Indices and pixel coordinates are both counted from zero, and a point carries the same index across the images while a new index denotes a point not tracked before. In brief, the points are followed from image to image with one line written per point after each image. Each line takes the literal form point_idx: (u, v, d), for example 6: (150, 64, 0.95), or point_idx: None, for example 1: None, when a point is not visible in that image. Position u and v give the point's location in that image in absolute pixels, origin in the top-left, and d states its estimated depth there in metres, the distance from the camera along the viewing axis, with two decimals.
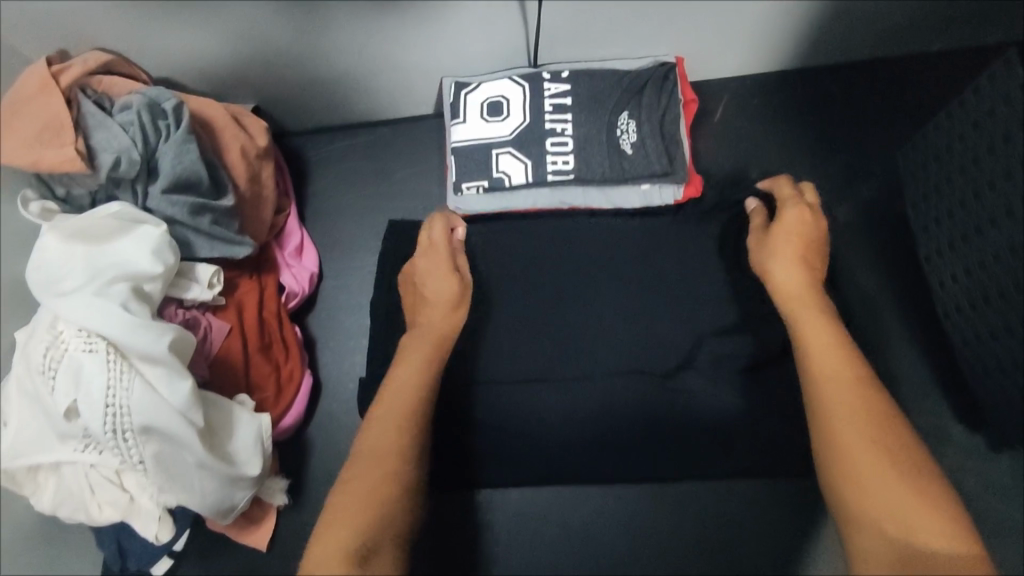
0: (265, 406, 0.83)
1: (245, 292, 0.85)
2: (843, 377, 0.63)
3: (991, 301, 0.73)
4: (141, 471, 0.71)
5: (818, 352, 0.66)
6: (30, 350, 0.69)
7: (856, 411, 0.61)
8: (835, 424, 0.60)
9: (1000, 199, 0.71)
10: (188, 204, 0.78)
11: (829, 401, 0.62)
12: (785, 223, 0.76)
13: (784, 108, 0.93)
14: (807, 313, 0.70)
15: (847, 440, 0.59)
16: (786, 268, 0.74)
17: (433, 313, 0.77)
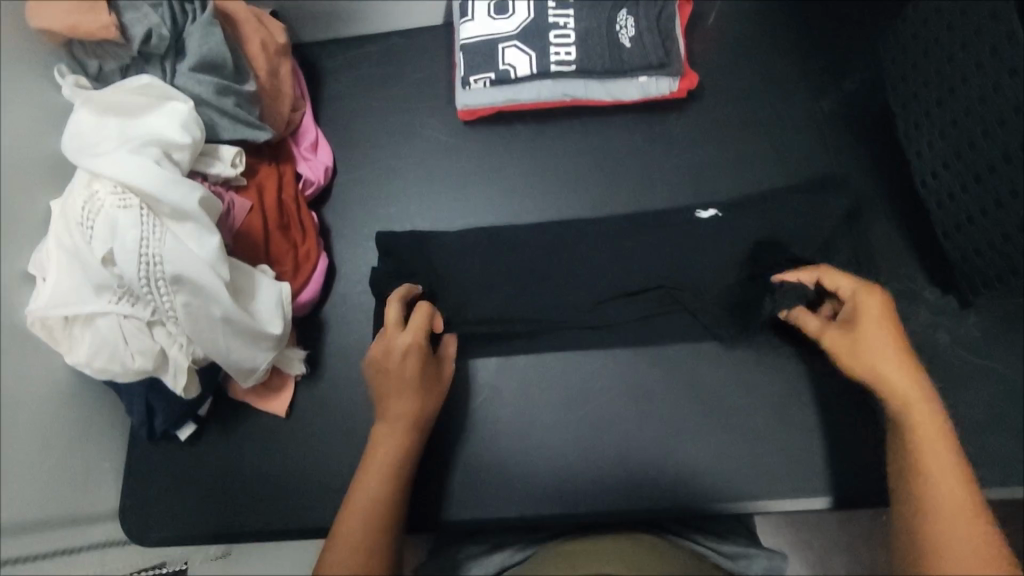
0: (285, 279, 0.88)
1: (265, 176, 0.90)
2: (936, 442, 0.63)
3: (981, 162, 0.80)
4: (172, 321, 0.76)
5: (922, 431, 0.64)
6: (69, 205, 0.74)
7: (949, 484, 0.61)
8: (935, 500, 0.60)
9: (987, 72, 0.79)
10: (214, 83, 0.84)
11: (931, 476, 0.61)
12: (864, 322, 0.70)
13: (774, 13, 0.99)
14: (904, 382, 0.66)
15: (952, 538, 0.58)
16: (876, 355, 0.67)
17: (399, 401, 0.76)
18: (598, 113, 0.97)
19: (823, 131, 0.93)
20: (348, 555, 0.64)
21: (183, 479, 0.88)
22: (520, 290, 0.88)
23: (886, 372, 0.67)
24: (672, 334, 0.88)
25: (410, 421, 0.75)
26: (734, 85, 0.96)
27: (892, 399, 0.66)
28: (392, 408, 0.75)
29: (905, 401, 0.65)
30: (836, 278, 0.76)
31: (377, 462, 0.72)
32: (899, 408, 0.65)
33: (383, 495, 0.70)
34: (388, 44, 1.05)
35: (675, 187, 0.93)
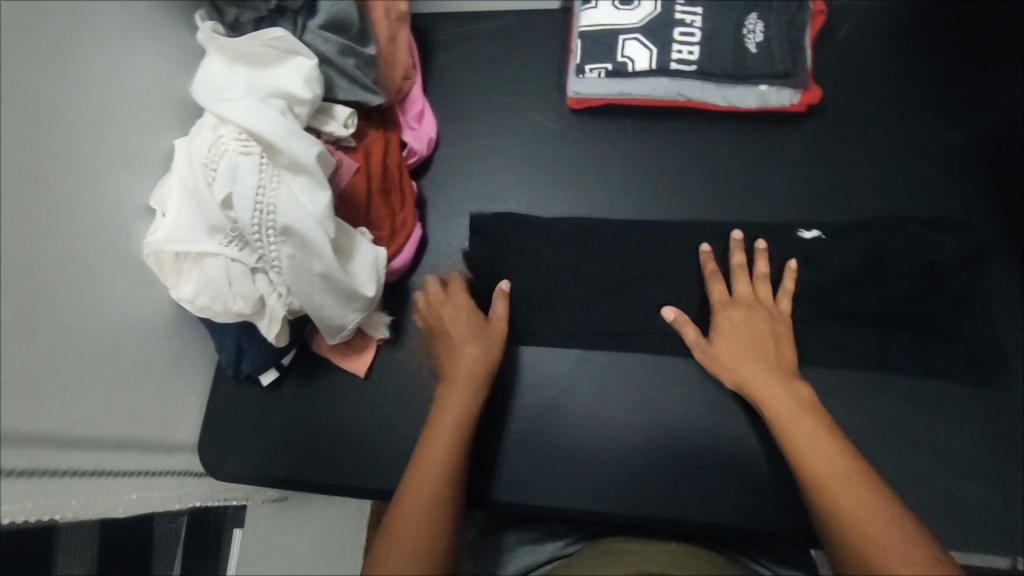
0: (380, 244, 0.90)
1: (373, 140, 0.91)
2: (801, 416, 0.69)
3: None
4: (275, 271, 0.78)
5: (766, 388, 0.74)
6: (194, 147, 0.77)
7: (816, 449, 0.65)
8: (808, 466, 0.65)
9: None
10: (339, 43, 0.85)
11: (800, 450, 0.66)
12: (723, 328, 0.81)
13: (911, 34, 0.94)
14: (747, 359, 0.77)
15: (837, 503, 0.61)
16: (736, 358, 0.78)
17: (466, 354, 0.82)
18: (710, 118, 0.95)
19: (949, 166, 0.89)
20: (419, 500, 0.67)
21: (260, 422, 0.91)
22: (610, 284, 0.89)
23: (744, 369, 0.77)
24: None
25: (478, 376, 0.80)
26: (857, 104, 0.92)
27: (733, 365, 0.78)
28: (460, 367, 0.81)
29: (769, 392, 0.73)
30: (711, 281, 0.85)
31: (446, 419, 0.75)
32: (761, 399, 0.73)
33: (450, 449, 0.72)
34: (503, 22, 1.05)
35: (781, 202, 0.91)
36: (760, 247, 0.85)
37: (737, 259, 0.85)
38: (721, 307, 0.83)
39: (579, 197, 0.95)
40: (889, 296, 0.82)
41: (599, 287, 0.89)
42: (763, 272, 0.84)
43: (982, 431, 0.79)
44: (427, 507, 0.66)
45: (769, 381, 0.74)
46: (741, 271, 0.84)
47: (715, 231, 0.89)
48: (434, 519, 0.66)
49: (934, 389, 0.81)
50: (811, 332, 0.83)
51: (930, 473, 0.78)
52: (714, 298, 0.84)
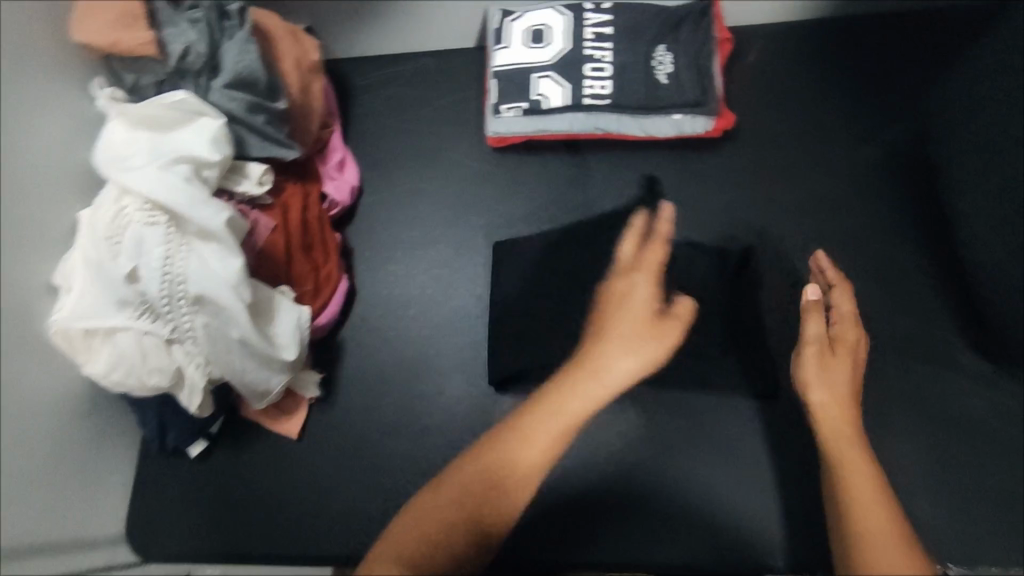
0: (304, 299, 0.88)
1: (291, 195, 0.89)
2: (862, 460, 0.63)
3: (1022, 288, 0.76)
4: (191, 341, 0.76)
5: (835, 434, 0.68)
6: (96, 218, 0.73)
7: (870, 494, 0.59)
8: (857, 497, 0.58)
9: None
10: (245, 100, 0.83)
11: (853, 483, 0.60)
12: (846, 343, 0.78)
13: (816, 54, 0.97)
14: (828, 400, 0.72)
15: (868, 530, 0.54)
16: (841, 385, 0.73)
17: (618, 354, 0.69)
18: (630, 148, 0.96)
19: (859, 182, 0.91)
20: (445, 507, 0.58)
21: (191, 496, 0.88)
22: (543, 325, 0.88)
23: (823, 407, 0.71)
24: (695, 381, 0.85)
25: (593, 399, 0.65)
26: (771, 126, 0.94)
27: (819, 403, 0.72)
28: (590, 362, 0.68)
29: (834, 436, 0.68)
30: (841, 293, 0.82)
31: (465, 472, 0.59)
32: (829, 446, 0.66)
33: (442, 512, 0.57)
34: (420, 64, 1.05)
35: (704, 227, 0.92)
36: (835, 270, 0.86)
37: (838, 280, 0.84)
38: (848, 320, 0.80)
39: (507, 236, 0.95)
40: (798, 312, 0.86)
41: (531, 327, 0.88)
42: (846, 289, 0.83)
43: (914, 442, 0.80)
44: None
45: (846, 433, 0.68)
46: (839, 284, 0.84)
47: None
48: None
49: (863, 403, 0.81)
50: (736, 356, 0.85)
51: None
52: (840, 304, 0.81)
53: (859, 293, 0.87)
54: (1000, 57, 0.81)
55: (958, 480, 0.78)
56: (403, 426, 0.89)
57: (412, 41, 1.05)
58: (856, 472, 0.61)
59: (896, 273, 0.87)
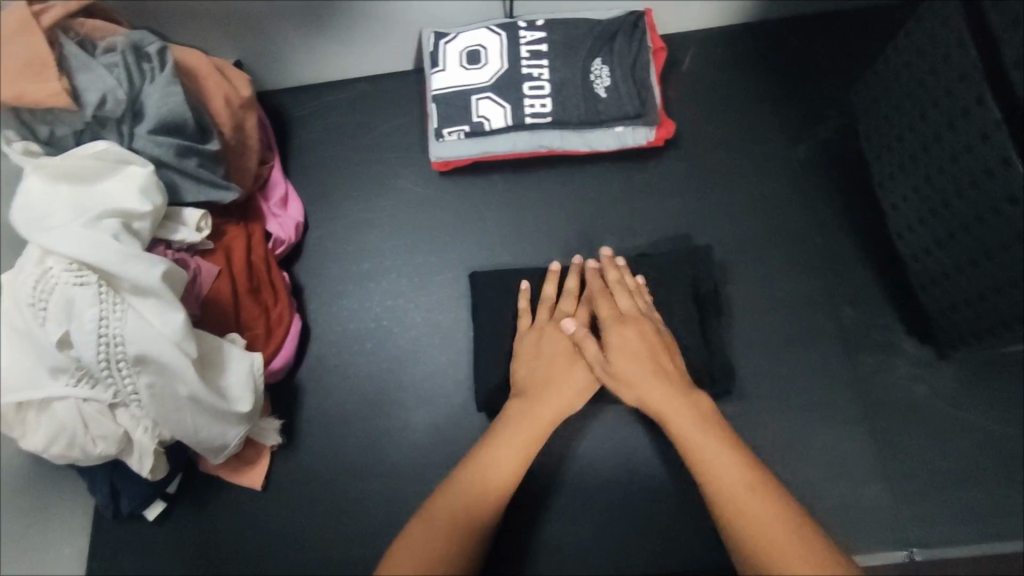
0: (256, 344, 0.85)
1: (233, 238, 0.87)
2: (698, 424, 0.67)
3: (979, 263, 0.74)
4: (135, 403, 0.73)
5: (655, 399, 0.70)
6: (17, 284, 0.68)
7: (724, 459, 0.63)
8: (719, 480, 0.62)
9: (987, 196, 0.71)
10: (175, 145, 0.79)
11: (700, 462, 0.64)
12: (615, 344, 0.76)
13: (748, 57, 0.99)
14: (642, 376, 0.72)
15: (731, 491, 0.61)
16: (636, 377, 0.73)
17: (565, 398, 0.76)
18: (574, 164, 0.96)
19: (798, 180, 0.93)
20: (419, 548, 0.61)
21: (152, 561, 0.84)
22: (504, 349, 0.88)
23: (638, 384, 0.72)
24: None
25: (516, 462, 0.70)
26: (709, 131, 0.96)
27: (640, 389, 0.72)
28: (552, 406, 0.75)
29: (665, 408, 0.69)
30: (603, 302, 0.80)
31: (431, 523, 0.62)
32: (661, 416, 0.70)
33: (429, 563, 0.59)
34: (357, 91, 1.03)
35: (652, 236, 0.92)
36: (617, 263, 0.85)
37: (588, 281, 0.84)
38: (613, 324, 0.78)
39: (461, 260, 0.94)
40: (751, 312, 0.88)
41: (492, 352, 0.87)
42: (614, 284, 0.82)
43: (870, 431, 0.82)
44: None
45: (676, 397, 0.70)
46: (601, 291, 0.82)
47: None
48: None
49: (819, 397, 0.84)
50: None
51: (828, 483, 0.80)
52: (602, 312, 0.79)
53: (807, 290, 0.89)
54: (913, 45, 0.79)
55: (914, 464, 0.81)
56: (369, 465, 0.87)
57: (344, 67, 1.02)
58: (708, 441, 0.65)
59: (841, 266, 0.89)
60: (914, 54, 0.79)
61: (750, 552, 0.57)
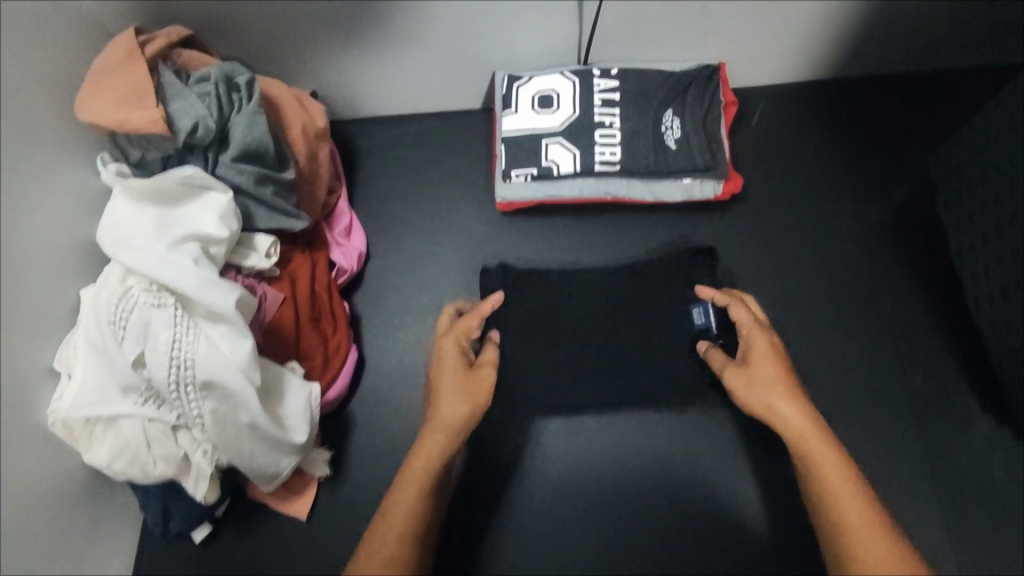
0: (313, 374, 0.85)
1: (298, 265, 0.88)
2: (829, 449, 0.66)
3: None
4: (198, 427, 0.73)
5: (793, 422, 0.68)
6: (100, 303, 0.71)
7: (872, 534, 0.61)
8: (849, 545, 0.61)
9: None
10: (254, 173, 0.81)
11: (813, 464, 0.66)
12: (758, 347, 0.74)
13: (822, 113, 0.99)
14: (789, 396, 0.70)
15: (867, 560, 0.60)
16: (758, 383, 0.71)
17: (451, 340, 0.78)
18: (636, 213, 0.97)
19: (868, 242, 0.92)
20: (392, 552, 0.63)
21: None
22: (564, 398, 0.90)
23: (767, 394, 0.70)
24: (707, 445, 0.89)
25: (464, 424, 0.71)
26: (777, 187, 0.95)
27: (790, 430, 0.68)
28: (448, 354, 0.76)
29: (797, 427, 0.68)
30: (737, 304, 0.79)
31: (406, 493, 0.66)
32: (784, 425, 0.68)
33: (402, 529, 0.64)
34: (425, 126, 1.06)
35: (707, 291, 0.94)
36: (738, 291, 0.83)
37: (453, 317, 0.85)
38: (750, 329, 0.76)
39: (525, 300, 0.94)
40: (816, 379, 0.87)
41: (547, 398, 0.90)
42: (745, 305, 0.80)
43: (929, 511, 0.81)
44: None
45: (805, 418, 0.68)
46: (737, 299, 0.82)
47: (657, 330, 0.91)
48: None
49: (876, 471, 0.83)
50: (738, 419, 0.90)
51: None
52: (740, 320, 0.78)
53: (869, 356, 0.88)
54: (1004, 116, 0.77)
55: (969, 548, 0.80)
56: None
57: (413, 103, 1.04)
58: (824, 457, 0.65)
59: (908, 336, 0.88)
60: (1006, 123, 0.77)
61: None
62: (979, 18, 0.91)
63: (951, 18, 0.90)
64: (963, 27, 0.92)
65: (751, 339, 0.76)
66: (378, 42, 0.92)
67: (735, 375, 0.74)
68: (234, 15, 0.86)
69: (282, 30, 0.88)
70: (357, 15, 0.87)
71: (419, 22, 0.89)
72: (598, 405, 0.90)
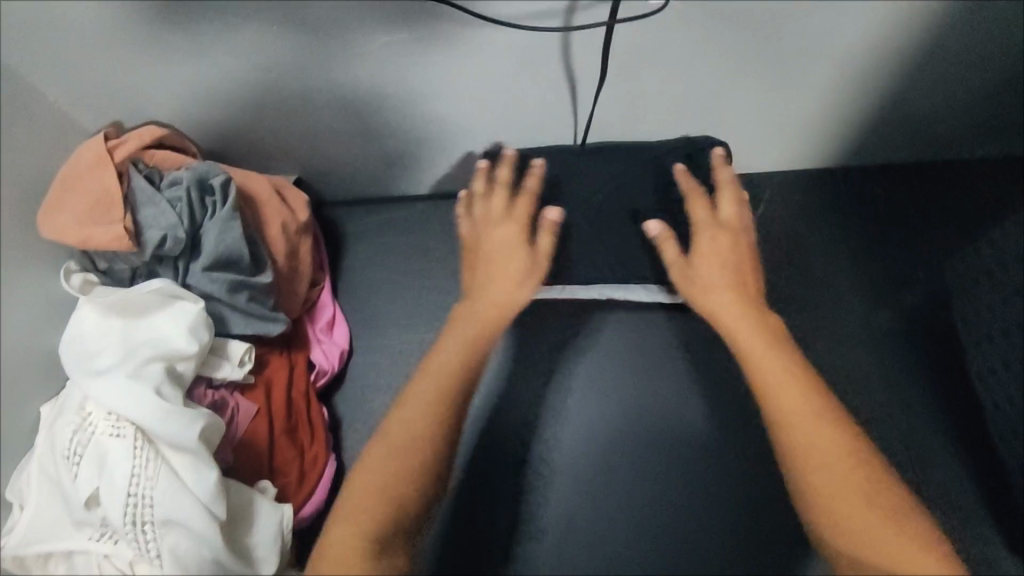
0: (286, 492, 0.80)
1: (275, 371, 0.84)
2: (789, 379, 0.65)
3: None
4: (156, 566, 0.67)
5: (743, 335, 0.69)
6: (57, 432, 0.67)
7: (836, 455, 0.61)
8: (820, 460, 0.61)
9: None
10: (228, 281, 0.77)
11: (751, 361, 0.68)
12: (704, 248, 0.75)
13: (831, 207, 0.98)
14: (734, 305, 0.71)
15: (814, 479, 0.61)
16: (712, 281, 0.73)
17: (512, 262, 0.75)
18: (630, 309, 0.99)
19: (878, 349, 0.92)
20: (368, 496, 0.61)
21: None
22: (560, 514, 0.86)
23: (715, 297, 0.73)
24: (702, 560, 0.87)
25: (470, 350, 0.71)
26: (782, 285, 0.95)
27: (741, 339, 0.69)
28: (489, 287, 0.74)
29: (745, 343, 0.69)
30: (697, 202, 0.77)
31: (392, 431, 0.64)
32: (737, 342, 0.70)
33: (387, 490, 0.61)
34: (414, 211, 1.02)
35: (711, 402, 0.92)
36: (717, 155, 0.79)
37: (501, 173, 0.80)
38: (705, 227, 0.76)
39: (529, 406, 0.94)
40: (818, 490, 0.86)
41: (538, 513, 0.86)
42: (731, 183, 0.78)
43: None
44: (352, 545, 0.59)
45: (758, 334, 0.69)
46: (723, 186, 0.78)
47: (666, 451, 0.89)
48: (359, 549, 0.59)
49: None
50: (737, 537, 0.86)
51: None
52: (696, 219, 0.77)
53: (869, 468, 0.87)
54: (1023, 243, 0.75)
55: None
56: None
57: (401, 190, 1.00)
58: (784, 390, 0.64)
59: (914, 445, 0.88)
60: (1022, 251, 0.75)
61: (848, 549, 0.59)
62: (994, 109, 0.87)
63: (965, 111, 0.87)
64: (976, 120, 0.89)
65: (703, 233, 0.76)
66: (366, 136, 0.89)
67: (678, 274, 0.76)
68: (217, 112, 0.82)
69: (265, 124, 0.85)
70: (346, 113, 0.84)
71: (409, 118, 0.85)
72: (579, 533, 0.85)
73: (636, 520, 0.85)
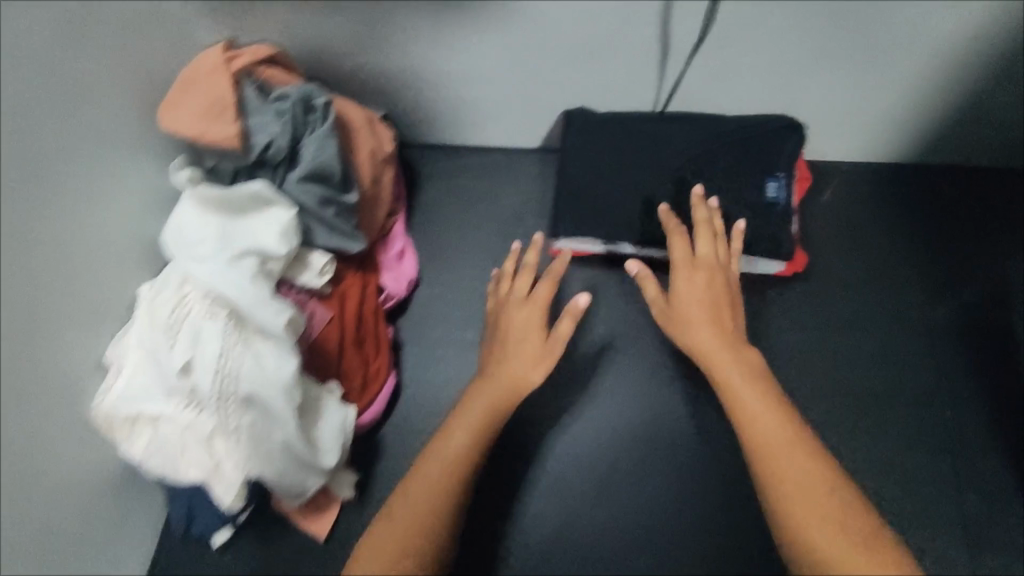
0: (349, 396, 0.87)
1: (349, 285, 0.89)
2: (751, 386, 0.68)
3: None
4: (234, 438, 0.74)
5: (710, 349, 0.72)
6: (155, 305, 0.71)
7: (794, 456, 0.62)
8: (779, 460, 0.62)
9: None
10: (320, 194, 0.83)
11: (722, 380, 0.69)
12: (682, 286, 0.77)
13: (897, 200, 0.98)
14: (705, 323, 0.74)
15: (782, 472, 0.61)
16: (688, 306, 0.75)
17: (533, 336, 0.78)
18: None
19: (930, 342, 0.92)
20: (438, 465, 0.70)
21: None
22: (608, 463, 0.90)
23: (692, 326, 0.74)
24: (725, 516, 0.88)
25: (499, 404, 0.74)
26: (838, 269, 0.96)
27: (706, 353, 0.72)
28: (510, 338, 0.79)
29: (714, 357, 0.71)
30: (677, 244, 0.81)
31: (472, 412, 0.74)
32: (707, 360, 0.72)
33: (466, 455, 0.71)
34: (488, 159, 1.07)
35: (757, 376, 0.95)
36: (712, 205, 0.85)
37: (528, 259, 0.85)
38: (683, 267, 0.78)
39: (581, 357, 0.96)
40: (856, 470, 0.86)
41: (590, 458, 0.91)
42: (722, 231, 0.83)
43: None
44: (424, 503, 0.67)
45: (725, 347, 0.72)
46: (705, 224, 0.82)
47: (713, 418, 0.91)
48: (437, 503, 0.68)
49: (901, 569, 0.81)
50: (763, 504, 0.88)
51: None
52: (676, 254, 0.80)
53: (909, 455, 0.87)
54: None
55: None
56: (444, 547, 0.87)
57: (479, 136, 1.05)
58: (745, 394, 0.67)
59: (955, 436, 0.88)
60: None
61: (800, 534, 0.58)
62: None
63: None
64: None
65: (679, 266, 0.79)
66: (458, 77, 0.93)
67: (662, 309, 0.77)
68: (326, 37, 0.88)
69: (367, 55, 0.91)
70: (444, 50, 0.88)
71: (501, 65, 0.89)
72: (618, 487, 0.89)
73: (680, 484, 0.89)
